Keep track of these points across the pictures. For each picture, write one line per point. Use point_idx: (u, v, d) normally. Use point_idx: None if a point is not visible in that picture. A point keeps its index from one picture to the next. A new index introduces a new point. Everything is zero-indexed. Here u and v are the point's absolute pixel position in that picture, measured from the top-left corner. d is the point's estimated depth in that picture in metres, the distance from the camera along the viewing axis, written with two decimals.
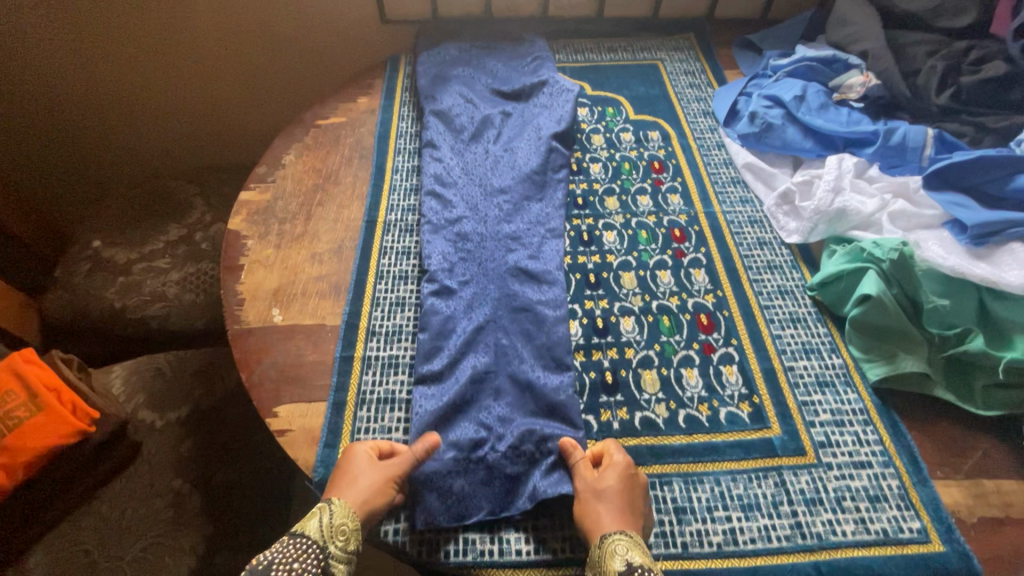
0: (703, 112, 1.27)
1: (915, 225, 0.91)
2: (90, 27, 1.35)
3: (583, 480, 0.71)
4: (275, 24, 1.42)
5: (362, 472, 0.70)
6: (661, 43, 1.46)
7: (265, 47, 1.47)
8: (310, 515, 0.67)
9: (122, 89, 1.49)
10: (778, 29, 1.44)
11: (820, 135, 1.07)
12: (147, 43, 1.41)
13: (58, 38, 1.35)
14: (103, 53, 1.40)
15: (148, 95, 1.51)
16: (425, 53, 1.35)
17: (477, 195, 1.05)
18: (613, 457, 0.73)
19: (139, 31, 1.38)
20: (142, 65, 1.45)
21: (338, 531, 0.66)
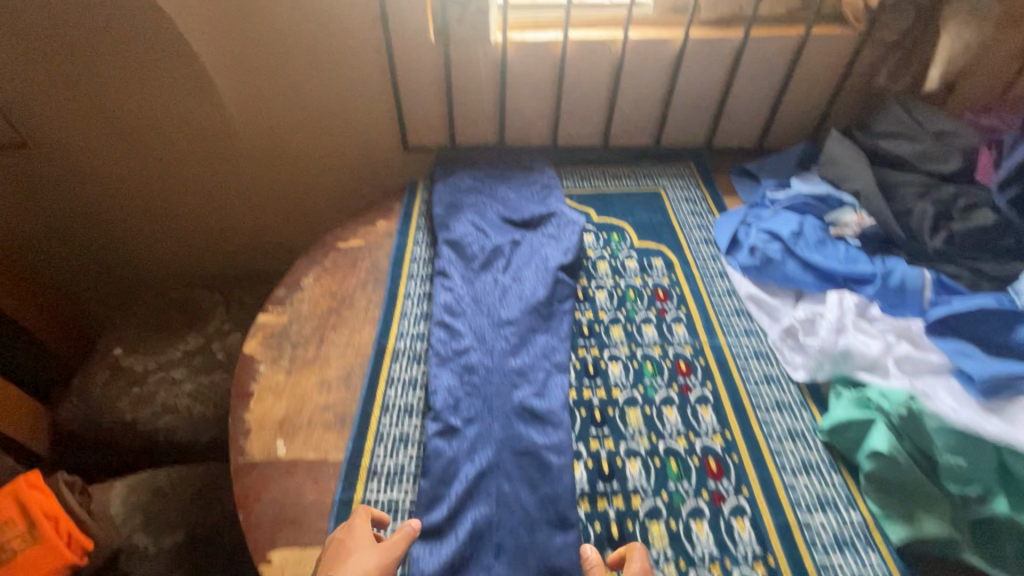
0: (705, 240, 1.32)
1: (921, 370, 0.91)
2: (145, 147, 1.51)
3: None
4: (309, 153, 1.56)
5: (364, 558, 0.72)
6: (662, 171, 1.56)
7: (301, 172, 1.61)
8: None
9: (166, 200, 1.63)
10: (773, 159, 1.53)
11: (819, 271, 1.11)
12: (194, 165, 1.56)
13: (118, 156, 1.52)
14: (153, 168, 1.55)
15: (194, 209, 1.66)
16: (443, 178, 1.45)
17: (485, 325, 1.08)
18: (631, 564, 0.73)
19: (186, 152, 1.53)
20: (187, 180, 1.59)
21: None
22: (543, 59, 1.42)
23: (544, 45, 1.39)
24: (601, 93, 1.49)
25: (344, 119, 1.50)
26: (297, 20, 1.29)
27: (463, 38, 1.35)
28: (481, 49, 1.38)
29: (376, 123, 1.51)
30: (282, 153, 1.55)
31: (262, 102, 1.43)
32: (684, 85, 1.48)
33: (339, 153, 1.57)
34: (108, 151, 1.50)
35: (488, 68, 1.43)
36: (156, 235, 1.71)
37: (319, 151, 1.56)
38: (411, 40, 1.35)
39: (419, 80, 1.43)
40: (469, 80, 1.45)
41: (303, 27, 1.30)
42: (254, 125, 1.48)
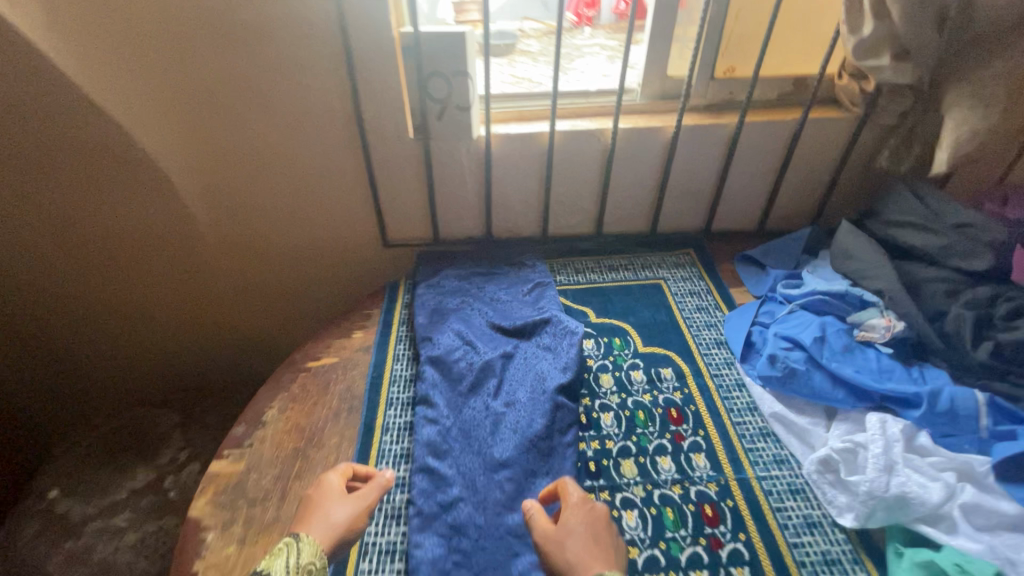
0: (716, 341, 1.20)
1: (993, 522, 0.78)
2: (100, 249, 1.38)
3: (544, 530, 0.78)
4: (288, 258, 1.46)
5: (333, 505, 0.82)
6: (661, 259, 1.46)
7: (281, 278, 1.50)
8: (276, 554, 0.72)
9: (123, 301, 1.50)
10: (777, 242, 1.43)
11: (851, 385, 0.98)
12: (155, 266, 1.43)
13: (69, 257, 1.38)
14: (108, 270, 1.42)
15: (153, 309, 1.53)
16: (425, 280, 1.34)
17: (476, 468, 0.94)
18: (568, 497, 0.82)
19: (145, 253, 1.40)
20: (146, 281, 1.46)
21: (305, 570, 0.72)
22: (529, 150, 1.34)
23: (530, 137, 1.32)
24: (592, 182, 1.41)
25: (320, 221, 1.40)
26: (265, 123, 1.21)
27: (444, 134, 1.27)
28: (463, 143, 1.31)
29: (355, 223, 1.42)
30: (265, 262, 1.46)
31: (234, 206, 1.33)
32: (679, 172, 1.40)
33: (321, 260, 1.47)
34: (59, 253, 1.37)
35: (472, 162, 1.35)
36: (128, 346, 1.60)
37: (302, 258, 1.46)
38: (389, 138, 1.27)
39: (399, 177, 1.35)
40: (451, 174, 1.36)
41: (276, 130, 1.22)
42: (234, 236, 1.39)
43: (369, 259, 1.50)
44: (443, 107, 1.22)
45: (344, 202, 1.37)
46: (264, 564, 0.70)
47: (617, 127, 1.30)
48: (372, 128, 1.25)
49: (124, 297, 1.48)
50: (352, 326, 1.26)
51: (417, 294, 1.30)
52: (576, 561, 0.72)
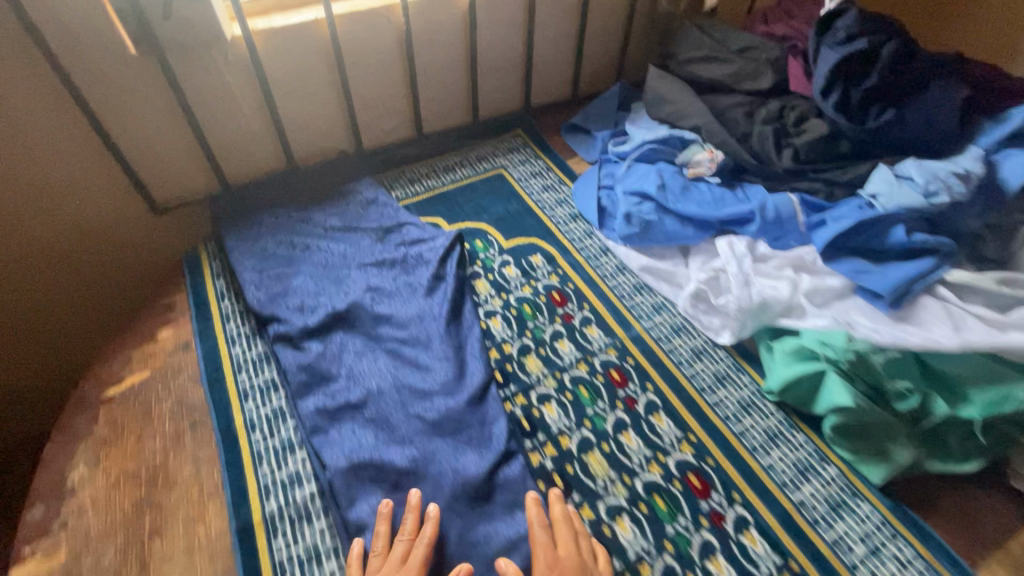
0: (572, 216, 1.19)
1: (830, 298, 0.88)
2: None
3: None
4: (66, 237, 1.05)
5: None
6: (494, 147, 1.37)
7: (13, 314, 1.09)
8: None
9: None
10: (592, 104, 1.43)
11: (696, 220, 1.05)
12: None
13: None
14: None
15: None
16: (237, 236, 1.08)
17: (396, 423, 0.82)
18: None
19: None
20: None
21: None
22: (310, 47, 1.08)
23: (304, 30, 1.05)
24: (396, 75, 1.21)
25: (104, 184, 1.04)
26: None
27: (184, 40, 0.94)
28: (217, 50, 0.99)
29: (107, 182, 1.04)
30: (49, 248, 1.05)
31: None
32: (485, 48, 1.28)
33: (73, 272, 1.10)
34: None
35: (237, 75, 1.04)
36: None
37: (38, 278, 1.07)
38: (98, 57, 0.91)
39: (138, 113, 1.00)
40: (214, 96, 1.05)
41: None
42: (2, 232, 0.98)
43: (135, 255, 1.16)
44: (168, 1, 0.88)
45: (54, 159, 0.97)
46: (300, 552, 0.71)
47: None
48: (64, 45, 0.87)
49: None
50: (156, 327, 0.96)
51: (230, 251, 1.05)
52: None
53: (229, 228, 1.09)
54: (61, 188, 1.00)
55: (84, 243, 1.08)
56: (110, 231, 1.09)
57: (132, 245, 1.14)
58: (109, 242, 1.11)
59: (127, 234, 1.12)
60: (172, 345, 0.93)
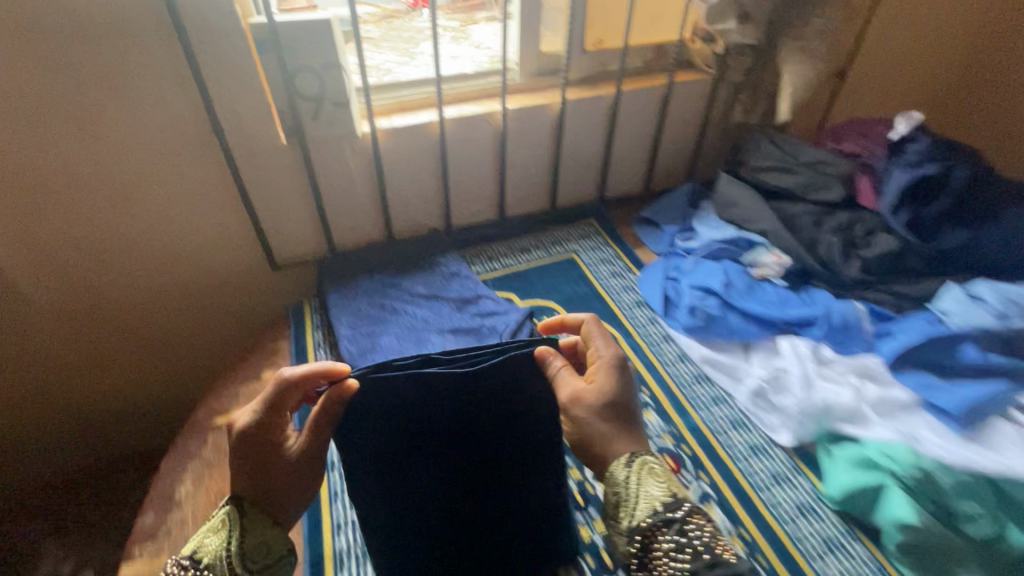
0: (636, 303, 1.26)
1: (896, 409, 0.90)
2: (55, 314, 1.19)
3: (576, 391, 0.74)
4: (213, 275, 1.28)
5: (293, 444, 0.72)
6: (568, 233, 1.50)
7: (129, 347, 1.31)
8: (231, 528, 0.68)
9: (30, 373, 1.25)
10: (662, 201, 1.55)
11: (759, 319, 1.09)
12: (58, 325, 1.21)
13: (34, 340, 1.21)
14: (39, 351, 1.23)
15: (69, 381, 1.30)
16: (335, 297, 1.23)
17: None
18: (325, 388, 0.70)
19: (64, 317, 1.21)
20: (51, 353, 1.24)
21: (256, 552, 0.68)
22: (420, 143, 1.27)
23: (417, 129, 1.25)
24: (488, 166, 1.38)
25: (243, 239, 1.26)
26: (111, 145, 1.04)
27: (323, 134, 1.15)
28: (347, 142, 1.20)
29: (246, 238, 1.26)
30: (198, 281, 1.28)
31: (48, 243, 1.10)
32: (568, 146, 1.43)
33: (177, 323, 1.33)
34: (46, 338, 1.22)
35: (359, 162, 1.24)
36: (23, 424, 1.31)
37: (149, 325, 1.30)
38: (255, 143, 1.13)
39: (278, 188, 1.21)
40: (337, 178, 1.25)
41: (128, 152, 1.06)
42: (174, 265, 1.23)
43: (228, 315, 1.36)
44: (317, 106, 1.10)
45: (200, 224, 1.20)
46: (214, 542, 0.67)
47: (504, 106, 1.27)
48: (233, 135, 1.10)
49: (26, 368, 1.24)
50: (260, 367, 1.10)
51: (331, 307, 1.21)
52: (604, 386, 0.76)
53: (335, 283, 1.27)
54: (193, 249, 1.23)
55: (193, 297, 1.30)
56: (216, 290, 1.31)
57: (229, 306, 1.35)
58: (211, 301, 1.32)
59: (227, 297, 1.33)
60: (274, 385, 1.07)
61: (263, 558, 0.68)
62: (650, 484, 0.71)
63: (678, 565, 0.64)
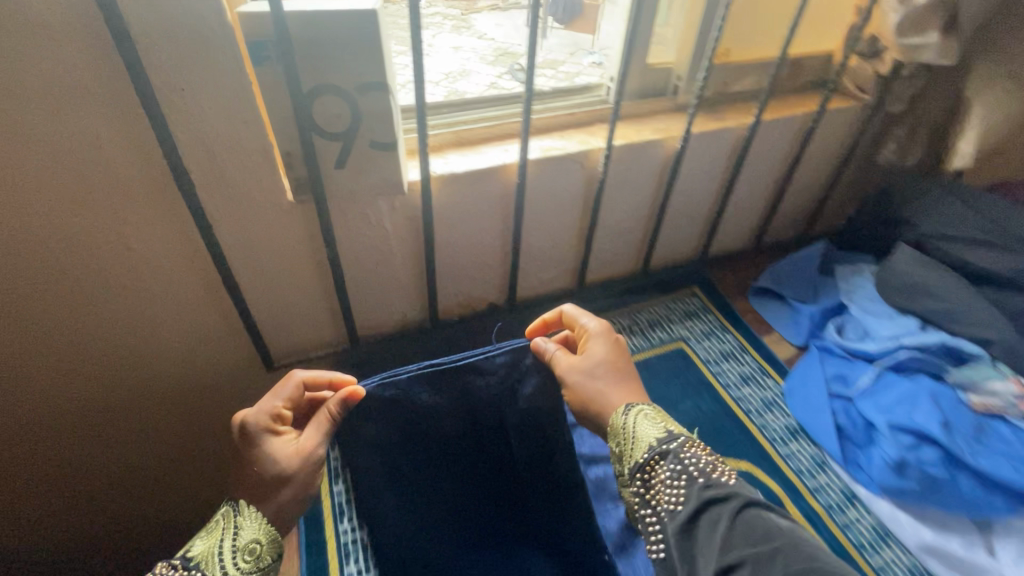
0: (790, 431, 0.90)
1: None
2: None
3: (569, 363, 0.73)
4: (172, 369, 0.87)
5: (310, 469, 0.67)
6: (667, 307, 1.12)
7: (59, 467, 0.91)
8: (224, 524, 0.60)
9: None
10: (785, 264, 1.17)
11: (1009, 488, 0.73)
12: None
13: None
14: None
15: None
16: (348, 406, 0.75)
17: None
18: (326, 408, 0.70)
19: None
20: None
21: (249, 548, 0.60)
22: (488, 195, 0.87)
23: (487, 176, 0.84)
24: (573, 223, 0.99)
25: (218, 321, 0.84)
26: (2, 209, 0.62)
27: (352, 189, 0.75)
28: (385, 198, 0.80)
29: (223, 319, 0.84)
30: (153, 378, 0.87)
31: None
32: (678, 195, 1.05)
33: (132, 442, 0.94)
34: None
35: (400, 224, 0.84)
36: None
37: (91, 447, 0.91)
38: (248, 201, 0.72)
39: (277, 262, 0.80)
40: (367, 246, 0.85)
41: (31, 218, 0.64)
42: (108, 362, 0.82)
43: (204, 427, 0.99)
44: (346, 146, 0.70)
45: (158, 316, 0.80)
46: (203, 545, 0.59)
47: (610, 145, 0.88)
48: (210, 189, 0.69)
49: None
50: None
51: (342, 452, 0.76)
52: (602, 390, 0.70)
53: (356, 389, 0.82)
54: (152, 349, 0.83)
55: (155, 409, 0.91)
56: (187, 399, 0.92)
57: (206, 418, 0.97)
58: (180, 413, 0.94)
59: (205, 407, 0.95)
60: None
61: (255, 556, 0.60)
62: (646, 425, 0.65)
63: (675, 498, 0.57)
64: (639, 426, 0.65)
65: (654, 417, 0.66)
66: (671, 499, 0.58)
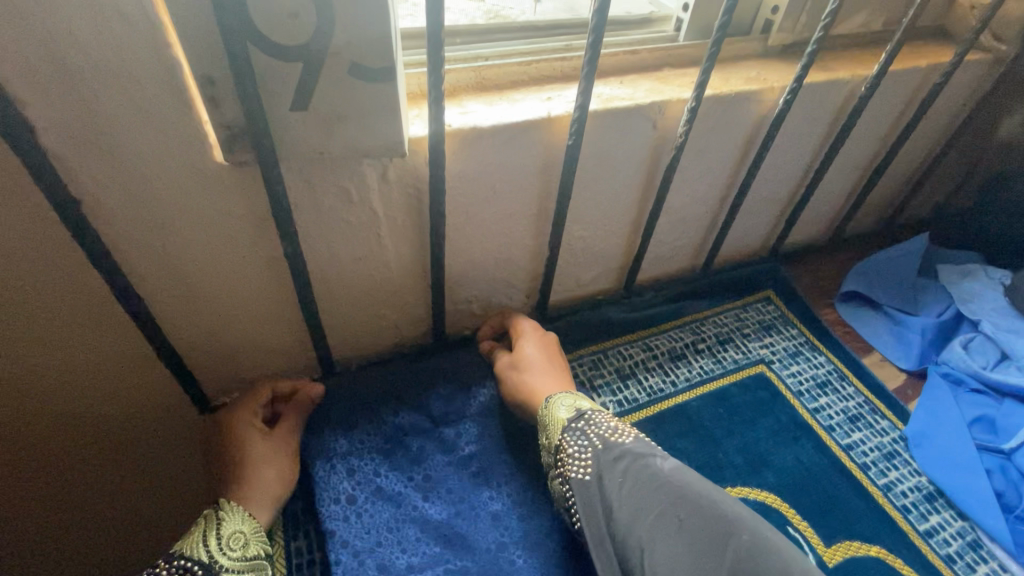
0: (926, 496, 0.67)
1: None
2: None
3: (504, 366, 0.66)
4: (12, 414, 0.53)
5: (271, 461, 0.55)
6: (738, 318, 0.86)
7: None
8: (209, 518, 0.49)
9: None
10: (882, 260, 0.92)
11: None
12: None
13: None
14: None
15: None
16: (325, 453, 0.60)
17: (474, 541, 0.56)
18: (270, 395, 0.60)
19: None
20: None
21: (235, 538, 0.48)
22: (522, 163, 0.59)
23: (524, 134, 0.57)
24: (630, 207, 0.72)
25: (83, 335, 0.51)
26: None
27: (322, 147, 0.47)
28: (372, 163, 0.52)
29: (92, 331, 0.51)
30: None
31: None
32: (765, 170, 0.79)
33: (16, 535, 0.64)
34: None
35: (395, 203, 0.56)
36: None
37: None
38: (142, 160, 0.43)
39: (204, 260, 0.52)
40: (345, 235, 0.57)
41: None
42: None
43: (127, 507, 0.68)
44: (311, 72, 0.42)
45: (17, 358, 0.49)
46: (180, 542, 0.46)
47: (701, 95, 0.61)
48: (70, 137, 0.40)
49: None
50: None
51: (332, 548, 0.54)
52: (537, 386, 0.63)
53: (331, 433, 0.62)
54: (20, 407, 0.53)
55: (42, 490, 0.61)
56: (91, 472, 0.62)
57: (127, 495, 0.67)
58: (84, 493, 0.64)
59: (124, 481, 0.65)
60: None
61: (243, 545, 0.48)
62: (561, 402, 0.59)
63: (583, 470, 0.52)
64: (554, 413, 0.58)
65: (572, 396, 0.60)
66: (579, 471, 0.52)
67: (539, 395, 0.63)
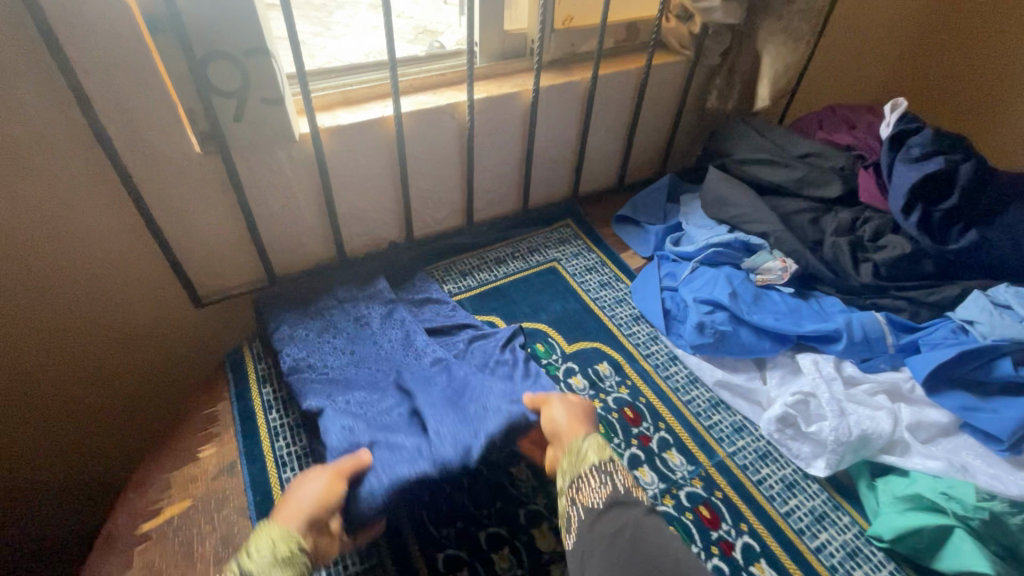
0: (634, 317, 1.15)
1: (935, 434, 0.86)
2: None
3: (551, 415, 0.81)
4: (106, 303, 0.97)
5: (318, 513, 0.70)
6: (545, 237, 1.34)
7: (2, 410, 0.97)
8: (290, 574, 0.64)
9: None
10: (640, 194, 1.41)
11: (773, 332, 1.00)
12: None
13: None
14: None
15: None
16: (276, 319, 1.02)
17: (361, 352, 0.99)
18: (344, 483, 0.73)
19: None
20: None
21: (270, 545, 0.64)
22: (372, 144, 1.04)
23: (369, 127, 1.02)
24: (454, 168, 1.18)
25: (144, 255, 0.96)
26: None
27: (251, 140, 0.90)
28: (281, 148, 0.96)
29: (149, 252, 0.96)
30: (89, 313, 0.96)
31: None
32: (542, 140, 1.26)
33: (97, 394, 1.06)
34: None
35: (300, 171, 1.00)
36: None
37: (62, 401, 1.02)
38: (160, 154, 0.87)
39: (194, 209, 0.95)
40: (272, 192, 1.00)
41: None
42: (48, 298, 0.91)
43: (162, 374, 1.12)
44: (240, 103, 0.85)
45: (106, 266, 0.93)
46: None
47: (472, 98, 1.07)
48: (127, 143, 0.83)
49: None
50: (198, 443, 0.87)
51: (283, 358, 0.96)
52: (561, 425, 0.79)
53: (277, 308, 1.04)
54: (109, 299, 0.97)
55: (115, 359, 1.04)
56: (140, 347, 1.05)
57: (163, 365, 1.10)
58: (136, 361, 1.06)
59: (163, 356, 1.09)
60: (211, 466, 0.84)
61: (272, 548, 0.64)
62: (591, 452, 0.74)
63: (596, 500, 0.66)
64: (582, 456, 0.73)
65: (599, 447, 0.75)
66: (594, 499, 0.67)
67: (562, 432, 0.79)
